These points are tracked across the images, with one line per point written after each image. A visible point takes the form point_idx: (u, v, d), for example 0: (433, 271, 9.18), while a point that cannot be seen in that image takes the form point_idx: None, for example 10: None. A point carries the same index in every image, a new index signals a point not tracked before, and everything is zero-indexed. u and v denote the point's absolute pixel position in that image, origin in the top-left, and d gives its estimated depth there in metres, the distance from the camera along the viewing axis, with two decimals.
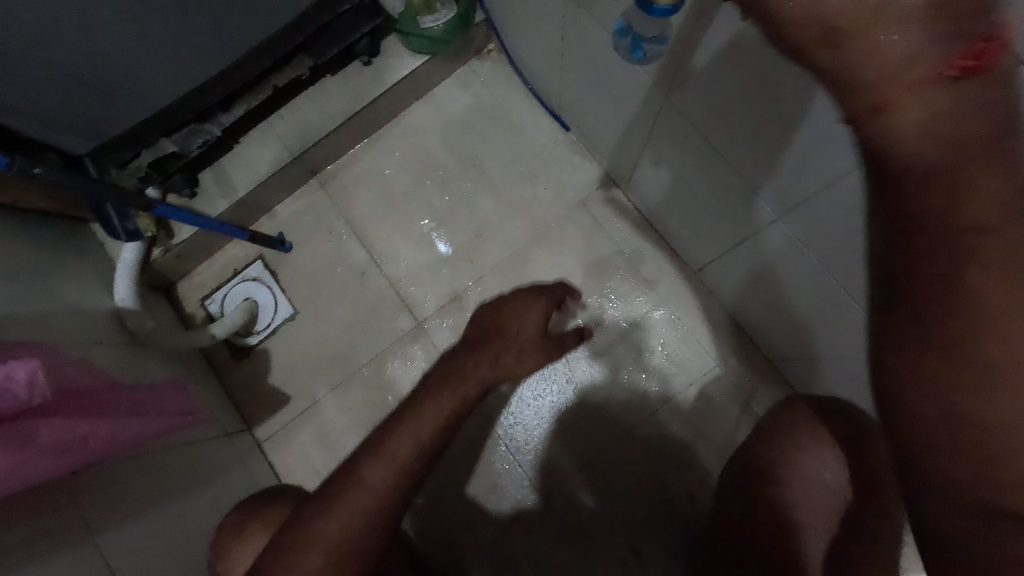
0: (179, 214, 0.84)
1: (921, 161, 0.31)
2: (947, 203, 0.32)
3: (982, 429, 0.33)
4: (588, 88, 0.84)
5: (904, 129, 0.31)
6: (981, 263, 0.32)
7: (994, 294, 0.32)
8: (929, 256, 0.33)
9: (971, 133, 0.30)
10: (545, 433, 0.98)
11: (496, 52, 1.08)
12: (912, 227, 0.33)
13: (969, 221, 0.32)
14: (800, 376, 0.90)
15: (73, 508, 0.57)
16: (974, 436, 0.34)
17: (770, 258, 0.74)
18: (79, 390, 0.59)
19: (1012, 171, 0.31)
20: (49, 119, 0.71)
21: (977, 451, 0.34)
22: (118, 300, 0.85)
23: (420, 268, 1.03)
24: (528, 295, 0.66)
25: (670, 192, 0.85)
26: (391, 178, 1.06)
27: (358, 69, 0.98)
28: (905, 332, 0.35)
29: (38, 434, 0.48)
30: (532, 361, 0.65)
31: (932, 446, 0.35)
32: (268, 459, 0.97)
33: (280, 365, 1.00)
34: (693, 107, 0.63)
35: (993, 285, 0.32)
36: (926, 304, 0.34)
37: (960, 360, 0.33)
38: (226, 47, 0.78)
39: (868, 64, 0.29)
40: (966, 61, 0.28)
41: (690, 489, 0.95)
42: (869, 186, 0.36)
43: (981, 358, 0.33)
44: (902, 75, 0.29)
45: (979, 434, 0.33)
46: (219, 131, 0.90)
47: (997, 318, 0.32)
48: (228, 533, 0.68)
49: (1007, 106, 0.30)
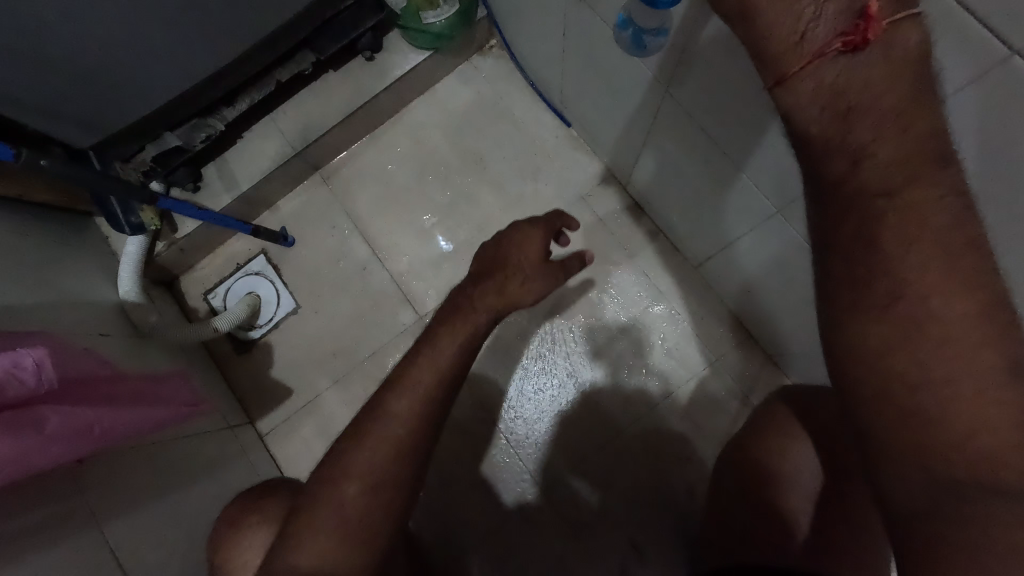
0: (182, 207, 0.84)
1: (821, 128, 0.36)
2: (848, 166, 0.36)
3: (912, 387, 0.36)
4: (589, 84, 0.85)
5: (802, 98, 0.36)
6: (889, 224, 0.36)
7: (903, 251, 0.36)
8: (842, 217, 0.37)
9: (869, 105, 0.34)
10: (545, 427, 0.98)
11: (498, 48, 1.09)
12: (833, 193, 0.37)
13: (876, 188, 0.36)
14: (800, 371, 0.91)
15: (79, 495, 0.58)
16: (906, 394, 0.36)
17: (769, 253, 0.75)
18: (85, 379, 0.60)
19: (912, 137, 0.35)
20: (54, 113, 0.72)
21: (917, 412, 0.36)
22: (123, 293, 0.86)
23: (422, 263, 1.04)
24: (523, 226, 0.62)
25: (671, 187, 0.86)
26: (393, 173, 1.06)
27: (360, 64, 0.99)
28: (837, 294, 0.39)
29: (44, 421, 0.49)
30: (536, 289, 0.60)
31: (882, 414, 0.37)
32: (270, 452, 0.98)
33: (283, 359, 1.01)
34: (692, 101, 0.64)
35: (899, 242, 0.36)
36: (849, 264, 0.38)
37: (883, 319, 0.37)
38: (230, 42, 0.79)
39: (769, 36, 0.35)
40: (850, 37, 0.33)
41: (689, 483, 0.95)
42: (868, 177, 0.36)
43: (904, 316, 0.36)
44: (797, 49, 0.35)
45: (911, 392, 0.36)
46: (223, 126, 0.91)
47: (907, 274, 0.36)
48: (231, 522, 0.69)
49: (912, 84, 0.34)
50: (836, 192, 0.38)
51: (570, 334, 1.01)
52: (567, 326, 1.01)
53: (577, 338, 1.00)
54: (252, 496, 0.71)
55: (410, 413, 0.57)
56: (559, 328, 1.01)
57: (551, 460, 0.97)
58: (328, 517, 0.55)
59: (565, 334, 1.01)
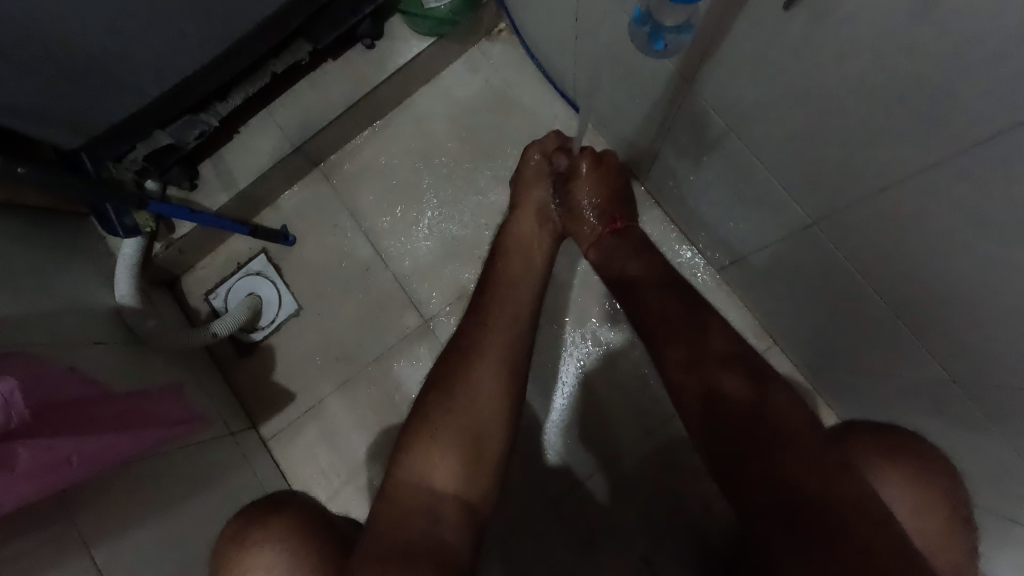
0: (175, 211, 0.81)
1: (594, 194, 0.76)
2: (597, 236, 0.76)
3: (654, 329, 0.65)
4: (601, 74, 0.78)
5: (584, 181, 0.76)
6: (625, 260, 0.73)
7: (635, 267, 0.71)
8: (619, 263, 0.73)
9: (594, 183, 0.76)
10: (560, 436, 0.94)
11: (507, 32, 1.02)
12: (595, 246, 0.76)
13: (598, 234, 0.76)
14: (828, 384, 0.84)
15: (68, 520, 0.56)
16: (653, 338, 0.65)
17: (798, 261, 0.69)
18: (60, 405, 0.57)
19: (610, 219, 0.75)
20: (47, 117, 0.68)
21: (669, 330, 0.63)
22: (119, 297, 0.83)
23: (428, 263, 0.99)
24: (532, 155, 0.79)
25: (695, 186, 0.79)
26: (396, 168, 1.01)
27: (361, 53, 0.93)
28: (644, 296, 0.68)
29: (15, 458, 0.49)
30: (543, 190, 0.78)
31: (662, 340, 0.64)
32: (274, 458, 0.95)
33: (285, 361, 0.98)
34: (725, 93, 0.57)
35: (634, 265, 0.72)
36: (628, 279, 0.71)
37: (636, 297, 0.69)
38: (223, 33, 0.73)
39: (587, 180, 0.76)
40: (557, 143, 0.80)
41: (707, 501, 0.92)
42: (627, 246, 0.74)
43: (642, 302, 0.68)
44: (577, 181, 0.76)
45: (657, 332, 0.65)
46: (216, 121, 0.86)
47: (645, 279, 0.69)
48: (233, 533, 0.62)
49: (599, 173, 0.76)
50: (601, 218, 0.75)
51: (580, 338, 0.96)
52: (581, 331, 0.96)
53: (590, 345, 0.96)
54: (256, 507, 0.64)
55: (447, 416, 0.57)
56: (567, 333, 0.96)
57: (563, 470, 0.94)
58: (399, 501, 0.52)
59: (581, 341, 0.96)
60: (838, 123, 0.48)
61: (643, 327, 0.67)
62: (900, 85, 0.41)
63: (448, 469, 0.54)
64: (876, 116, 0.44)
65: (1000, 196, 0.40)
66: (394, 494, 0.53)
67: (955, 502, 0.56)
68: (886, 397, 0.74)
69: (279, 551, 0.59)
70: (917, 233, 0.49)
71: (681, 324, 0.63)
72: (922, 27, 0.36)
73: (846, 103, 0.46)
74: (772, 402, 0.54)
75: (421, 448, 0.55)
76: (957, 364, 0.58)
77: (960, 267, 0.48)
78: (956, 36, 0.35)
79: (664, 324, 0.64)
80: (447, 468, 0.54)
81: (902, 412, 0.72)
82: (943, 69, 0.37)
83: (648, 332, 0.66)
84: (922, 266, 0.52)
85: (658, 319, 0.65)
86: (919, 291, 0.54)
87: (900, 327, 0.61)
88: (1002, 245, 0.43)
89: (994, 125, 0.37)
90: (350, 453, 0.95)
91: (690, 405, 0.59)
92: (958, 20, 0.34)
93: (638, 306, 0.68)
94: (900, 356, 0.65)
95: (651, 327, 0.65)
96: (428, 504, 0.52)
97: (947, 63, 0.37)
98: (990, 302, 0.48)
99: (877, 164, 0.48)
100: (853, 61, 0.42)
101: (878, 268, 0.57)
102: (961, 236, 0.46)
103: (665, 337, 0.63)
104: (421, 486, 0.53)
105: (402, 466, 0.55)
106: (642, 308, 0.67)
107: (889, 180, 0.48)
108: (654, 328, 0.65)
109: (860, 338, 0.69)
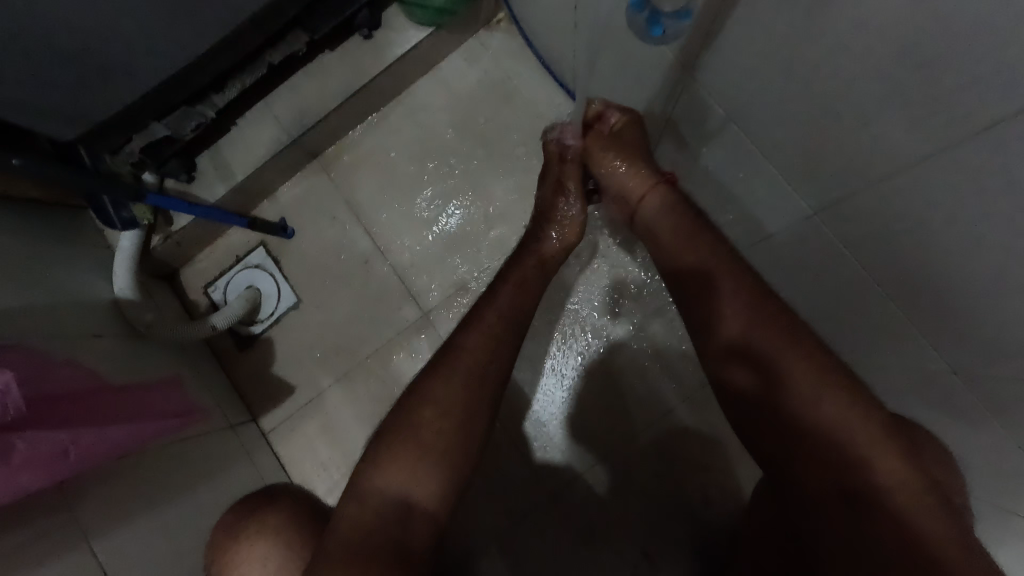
0: (172, 204, 0.80)
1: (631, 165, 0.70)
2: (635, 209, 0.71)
3: (696, 311, 0.61)
4: (601, 64, 0.77)
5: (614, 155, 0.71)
6: (662, 234, 0.67)
7: (675, 240, 0.66)
8: (657, 236, 0.68)
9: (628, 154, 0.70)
10: (560, 428, 0.94)
11: (506, 22, 1.01)
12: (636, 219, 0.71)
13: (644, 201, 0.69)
14: None
15: (68, 511, 0.56)
16: (694, 320, 0.61)
17: (800, 252, 0.68)
18: (58, 397, 0.57)
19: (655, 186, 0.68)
20: (42, 109, 0.67)
21: (709, 319, 0.59)
22: (118, 290, 0.83)
23: (427, 255, 0.99)
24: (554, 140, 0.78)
25: (696, 177, 0.78)
26: (395, 160, 1.01)
27: (358, 43, 0.92)
28: (683, 276, 0.64)
29: (12, 450, 0.49)
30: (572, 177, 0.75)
31: (701, 324, 0.60)
32: (274, 451, 0.96)
33: (285, 354, 0.98)
34: (725, 82, 0.57)
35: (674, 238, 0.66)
36: (666, 255, 0.67)
37: (676, 274, 0.65)
38: (218, 23, 0.73)
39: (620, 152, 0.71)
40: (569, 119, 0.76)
41: (707, 493, 0.92)
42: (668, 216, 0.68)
43: (682, 282, 0.64)
44: (610, 154, 0.71)
45: (697, 316, 0.61)
46: (213, 112, 0.85)
47: (689, 253, 0.63)
48: (231, 525, 0.62)
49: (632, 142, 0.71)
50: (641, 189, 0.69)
51: (580, 331, 0.96)
52: (582, 324, 0.96)
53: (590, 337, 0.96)
54: (255, 501, 0.64)
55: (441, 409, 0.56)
56: (566, 325, 0.96)
57: (563, 462, 0.94)
58: (369, 503, 0.52)
59: (581, 334, 0.96)
60: (838, 112, 0.48)
61: (683, 306, 0.63)
62: (902, 74, 0.40)
63: (422, 473, 0.54)
64: (877, 104, 0.44)
65: (1001, 186, 0.40)
66: (367, 493, 0.52)
67: (958, 493, 0.55)
68: (884, 390, 0.73)
69: (276, 543, 0.59)
70: (917, 223, 0.49)
71: (719, 311, 0.58)
72: (924, 12, 0.36)
73: (847, 92, 0.45)
74: (803, 413, 0.50)
75: (399, 450, 0.54)
76: (957, 355, 0.58)
77: (960, 258, 0.48)
78: (959, 21, 0.34)
79: (703, 311, 0.60)
80: (428, 469, 0.54)
81: (901, 404, 0.71)
82: (947, 56, 0.36)
83: (689, 312, 0.62)
84: (923, 257, 0.51)
85: (697, 302, 0.61)
86: (919, 282, 0.54)
87: (901, 317, 0.61)
88: (1004, 235, 0.42)
89: (995, 114, 0.37)
90: (349, 446, 0.96)
91: (730, 400, 0.57)
92: (961, 4, 0.34)
93: (677, 283, 0.64)
94: (901, 348, 0.65)
95: (691, 309, 0.62)
96: (402, 508, 0.52)
97: (952, 51, 0.36)
98: (990, 293, 0.48)
99: (878, 154, 0.47)
100: (854, 50, 0.42)
101: (879, 259, 0.57)
102: (961, 226, 0.45)
103: (707, 323, 0.59)
104: (399, 489, 0.53)
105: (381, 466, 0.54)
106: (685, 283, 0.63)
107: (890, 170, 0.47)
108: (695, 311, 0.61)
109: (861, 329, 0.69)
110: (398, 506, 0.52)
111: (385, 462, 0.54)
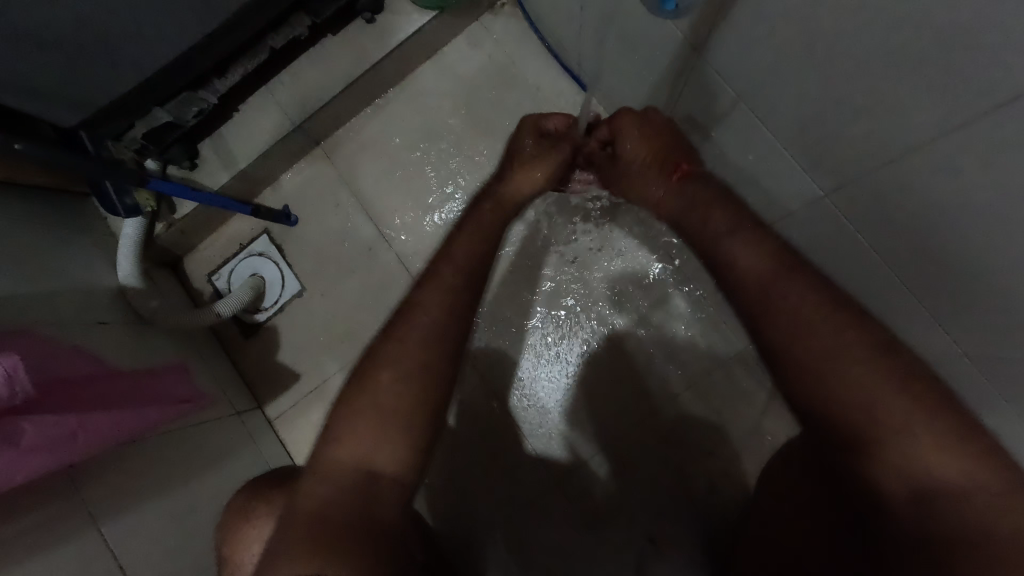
0: (176, 190, 0.80)
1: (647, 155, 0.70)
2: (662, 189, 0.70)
3: (724, 269, 0.59)
4: (606, 44, 0.76)
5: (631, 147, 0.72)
6: (693, 201, 0.65)
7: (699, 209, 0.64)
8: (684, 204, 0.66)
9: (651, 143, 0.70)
10: (563, 415, 0.94)
11: (510, 6, 0.99)
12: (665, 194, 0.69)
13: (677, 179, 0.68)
14: None
15: (76, 496, 0.56)
16: (726, 274, 0.59)
17: (808, 238, 0.68)
18: (65, 382, 0.57)
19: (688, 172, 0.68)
20: (43, 95, 0.66)
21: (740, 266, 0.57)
22: (122, 277, 0.83)
23: (432, 243, 0.99)
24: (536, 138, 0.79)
25: None
26: (399, 147, 1.00)
27: (360, 27, 0.91)
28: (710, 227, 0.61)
29: (19, 433, 0.49)
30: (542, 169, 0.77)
31: (738, 273, 0.57)
32: (280, 438, 0.96)
33: (289, 342, 0.98)
34: (734, 63, 0.56)
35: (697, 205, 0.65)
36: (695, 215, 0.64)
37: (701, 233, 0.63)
38: (218, 6, 0.72)
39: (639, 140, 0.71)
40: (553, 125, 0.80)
41: (712, 478, 0.92)
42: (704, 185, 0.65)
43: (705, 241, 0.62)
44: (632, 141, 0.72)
45: (726, 272, 0.59)
46: (215, 99, 0.85)
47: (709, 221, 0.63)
48: (239, 508, 0.63)
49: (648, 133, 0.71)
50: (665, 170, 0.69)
51: (585, 317, 0.96)
52: (589, 311, 0.96)
53: (595, 324, 0.96)
54: (261, 483, 0.64)
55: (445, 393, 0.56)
56: (570, 311, 0.96)
57: (568, 448, 0.94)
58: (332, 470, 0.51)
59: (585, 321, 0.96)
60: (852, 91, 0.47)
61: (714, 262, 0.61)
62: (918, 51, 0.39)
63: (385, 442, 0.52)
64: (890, 82, 0.43)
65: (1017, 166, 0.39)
66: (327, 467, 0.51)
67: None
68: None
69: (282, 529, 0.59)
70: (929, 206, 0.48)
71: (748, 261, 0.56)
72: None
73: (862, 69, 0.44)
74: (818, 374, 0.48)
75: (357, 425, 0.52)
76: None
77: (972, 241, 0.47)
78: None
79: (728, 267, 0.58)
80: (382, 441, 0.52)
81: None
82: (963, 28, 0.35)
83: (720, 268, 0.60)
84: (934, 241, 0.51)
85: (723, 254, 0.59)
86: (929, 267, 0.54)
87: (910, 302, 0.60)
88: None
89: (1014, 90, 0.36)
90: None
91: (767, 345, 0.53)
92: None
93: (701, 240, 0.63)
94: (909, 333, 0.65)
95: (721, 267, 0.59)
96: (364, 477, 0.51)
97: (971, 23, 0.35)
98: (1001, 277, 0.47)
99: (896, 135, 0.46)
100: (870, 26, 0.41)
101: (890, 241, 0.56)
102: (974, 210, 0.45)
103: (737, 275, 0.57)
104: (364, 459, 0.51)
105: (339, 440, 0.52)
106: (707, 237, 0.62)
107: (903, 151, 0.47)
108: (729, 265, 0.58)
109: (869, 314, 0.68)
110: (363, 477, 0.51)
111: (333, 438, 0.52)
